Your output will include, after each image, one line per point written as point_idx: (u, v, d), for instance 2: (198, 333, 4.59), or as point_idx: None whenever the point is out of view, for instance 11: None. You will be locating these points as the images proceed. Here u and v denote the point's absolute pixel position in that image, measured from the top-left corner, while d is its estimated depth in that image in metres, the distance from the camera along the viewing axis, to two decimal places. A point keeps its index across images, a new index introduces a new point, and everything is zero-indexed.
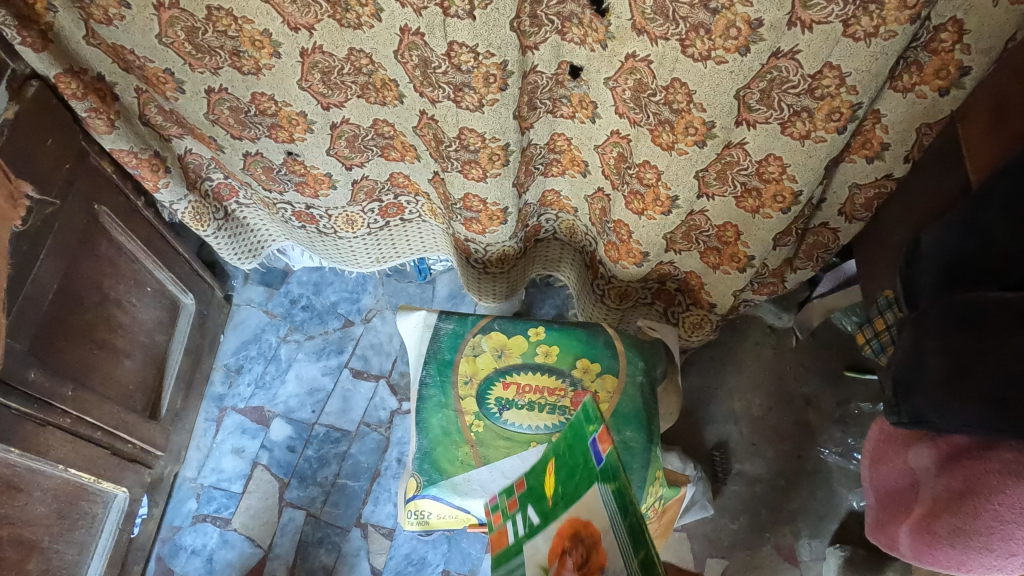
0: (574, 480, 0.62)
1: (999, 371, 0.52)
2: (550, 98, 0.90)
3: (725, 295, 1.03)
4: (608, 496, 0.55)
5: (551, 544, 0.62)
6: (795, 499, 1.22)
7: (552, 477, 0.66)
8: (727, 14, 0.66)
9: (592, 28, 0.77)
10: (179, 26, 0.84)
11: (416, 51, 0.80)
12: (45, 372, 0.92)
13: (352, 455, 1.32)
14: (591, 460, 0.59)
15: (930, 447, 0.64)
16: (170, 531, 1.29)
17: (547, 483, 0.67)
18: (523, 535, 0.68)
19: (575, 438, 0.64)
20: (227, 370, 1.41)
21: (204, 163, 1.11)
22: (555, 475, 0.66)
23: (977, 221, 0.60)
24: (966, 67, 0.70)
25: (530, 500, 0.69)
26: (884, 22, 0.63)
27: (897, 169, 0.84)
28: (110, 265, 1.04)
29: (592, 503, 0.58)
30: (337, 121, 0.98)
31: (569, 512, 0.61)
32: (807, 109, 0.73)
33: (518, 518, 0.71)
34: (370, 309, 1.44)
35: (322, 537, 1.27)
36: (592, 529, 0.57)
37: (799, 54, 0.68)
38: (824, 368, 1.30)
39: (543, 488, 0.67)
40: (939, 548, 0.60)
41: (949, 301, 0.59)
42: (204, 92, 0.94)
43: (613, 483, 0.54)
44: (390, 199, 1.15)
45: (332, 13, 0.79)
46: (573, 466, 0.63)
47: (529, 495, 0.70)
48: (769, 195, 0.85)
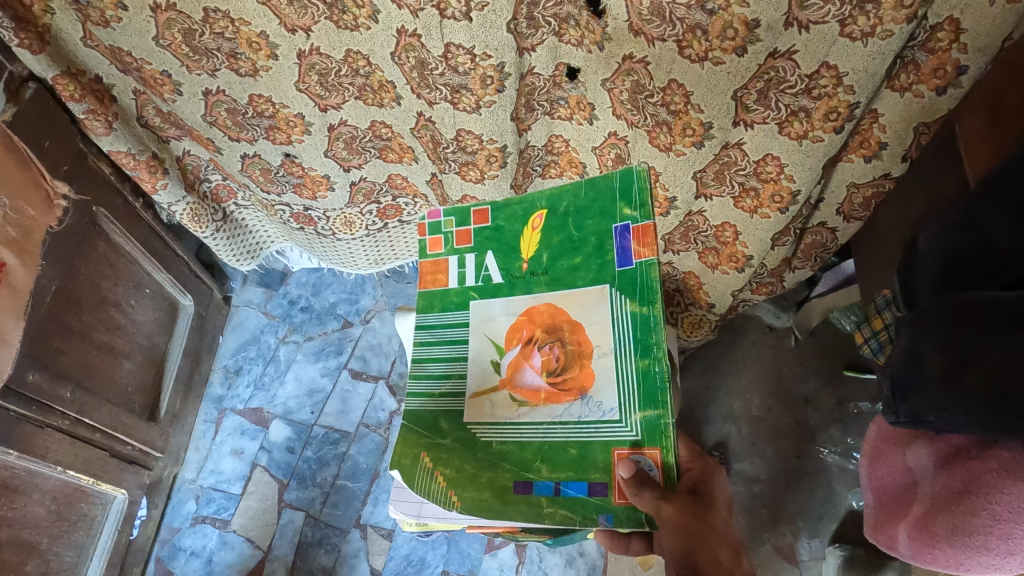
0: (570, 261, 0.65)
1: (998, 370, 0.52)
2: (546, 100, 0.87)
3: (724, 296, 1.01)
4: (621, 311, 0.61)
5: (518, 324, 0.66)
6: (794, 499, 1.23)
7: (536, 235, 0.67)
8: (724, 14, 0.68)
9: (589, 29, 0.76)
10: (176, 28, 0.84)
11: (413, 52, 0.82)
12: (44, 374, 0.92)
13: (351, 455, 1.32)
14: (609, 247, 0.63)
15: (929, 447, 0.64)
16: (170, 532, 1.29)
17: (531, 241, 0.67)
18: (478, 289, 0.69)
19: (580, 216, 0.65)
20: (226, 371, 1.41)
21: (202, 165, 1.11)
22: (544, 234, 0.67)
23: (975, 220, 0.60)
24: (963, 66, 0.70)
25: (494, 245, 0.69)
26: (881, 22, 0.63)
27: (895, 168, 0.83)
28: (109, 266, 1.04)
29: (596, 303, 0.63)
30: (334, 122, 0.97)
31: (556, 296, 0.65)
32: (805, 110, 0.73)
33: (475, 256, 0.70)
34: (369, 310, 1.44)
35: (321, 538, 1.27)
36: (580, 335, 0.63)
37: (795, 53, 0.69)
38: (824, 368, 1.29)
39: (522, 245, 0.68)
40: (938, 547, 0.60)
41: (947, 300, 0.59)
42: (202, 94, 0.95)
43: (637, 300, 0.60)
44: (388, 201, 1.14)
45: (329, 14, 0.81)
46: (576, 240, 0.65)
47: (498, 242, 0.69)
48: (766, 195, 0.83)
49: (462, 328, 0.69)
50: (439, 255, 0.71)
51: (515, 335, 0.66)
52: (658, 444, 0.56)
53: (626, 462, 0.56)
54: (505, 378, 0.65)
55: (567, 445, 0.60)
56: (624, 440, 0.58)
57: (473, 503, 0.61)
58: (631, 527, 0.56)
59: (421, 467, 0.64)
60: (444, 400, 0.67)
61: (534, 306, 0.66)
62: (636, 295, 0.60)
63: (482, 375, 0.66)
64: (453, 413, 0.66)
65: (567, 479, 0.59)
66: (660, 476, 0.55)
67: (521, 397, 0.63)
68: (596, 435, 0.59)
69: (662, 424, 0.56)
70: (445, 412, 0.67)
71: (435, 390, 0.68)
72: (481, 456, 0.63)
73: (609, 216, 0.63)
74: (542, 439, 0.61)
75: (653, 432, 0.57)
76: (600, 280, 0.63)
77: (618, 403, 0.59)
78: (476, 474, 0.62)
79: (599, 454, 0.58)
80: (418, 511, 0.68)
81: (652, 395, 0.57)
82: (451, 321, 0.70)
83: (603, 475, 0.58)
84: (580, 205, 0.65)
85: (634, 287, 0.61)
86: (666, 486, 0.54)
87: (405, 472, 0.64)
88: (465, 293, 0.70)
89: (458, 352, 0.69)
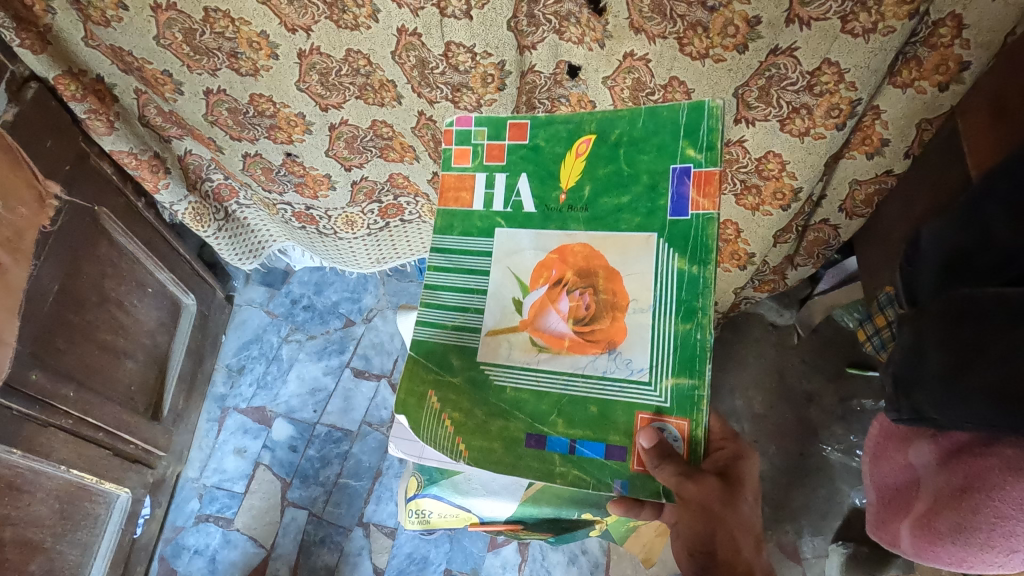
0: (613, 199, 0.55)
1: (999, 367, 0.52)
2: (548, 98, 0.86)
3: (727, 292, 1.03)
4: (668, 266, 0.53)
5: (544, 263, 0.57)
6: (798, 497, 1.22)
7: (580, 162, 0.57)
8: (725, 11, 0.67)
9: (590, 26, 0.75)
10: (177, 28, 0.84)
11: (413, 51, 0.82)
12: (47, 374, 0.92)
13: (354, 454, 1.32)
14: (663, 189, 0.54)
15: (931, 444, 0.64)
16: (173, 531, 1.29)
17: (573, 169, 0.57)
18: (506, 217, 0.59)
19: (634, 148, 0.55)
20: (228, 370, 1.41)
21: (204, 164, 1.10)
22: (591, 162, 0.56)
23: (977, 217, 0.59)
24: (966, 62, 0.70)
25: (529, 166, 0.58)
26: (883, 18, 0.63)
27: (897, 165, 0.83)
28: (111, 266, 1.04)
29: (639, 250, 0.54)
30: (335, 122, 0.97)
31: (594, 236, 0.56)
32: (806, 106, 0.73)
33: (507, 176, 0.59)
34: (372, 308, 1.44)
35: (324, 536, 1.27)
36: (616, 282, 0.54)
37: (797, 50, 0.68)
38: (826, 365, 1.29)
39: (561, 171, 0.57)
40: (941, 545, 0.60)
41: (949, 297, 0.59)
42: (203, 94, 0.95)
43: (686, 258, 0.52)
44: (389, 200, 1.14)
45: (328, 14, 0.80)
46: (626, 176, 0.55)
47: (535, 164, 0.58)
48: (768, 192, 0.84)
49: (480, 256, 0.59)
50: (465, 169, 0.60)
51: (542, 273, 0.57)
52: (687, 416, 0.51)
53: (649, 432, 0.51)
54: (526, 318, 0.57)
55: (586, 402, 0.54)
56: (649, 403, 0.52)
57: (481, 453, 0.55)
58: (646, 497, 0.52)
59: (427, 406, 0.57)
60: (459, 335, 0.58)
61: (568, 244, 0.56)
62: (687, 249, 0.52)
63: (502, 313, 0.57)
64: (465, 348, 0.58)
65: (585, 438, 0.53)
66: (685, 451, 0.50)
67: (543, 342, 0.55)
68: (620, 396, 0.53)
69: (695, 395, 0.51)
70: (456, 347, 0.58)
71: (448, 320, 0.59)
72: (492, 401, 0.56)
73: (668, 154, 0.54)
74: (561, 390, 0.54)
75: (683, 402, 0.51)
76: (647, 225, 0.54)
77: (649, 364, 0.52)
78: (486, 421, 0.56)
79: (620, 416, 0.53)
80: (420, 451, 0.67)
81: (689, 361, 0.51)
82: (469, 248, 0.59)
83: (622, 439, 0.52)
84: (635, 136, 0.55)
85: (685, 240, 0.52)
86: (690, 463, 0.50)
87: (410, 414, 0.57)
88: (489, 219, 0.59)
89: (475, 284, 0.59)
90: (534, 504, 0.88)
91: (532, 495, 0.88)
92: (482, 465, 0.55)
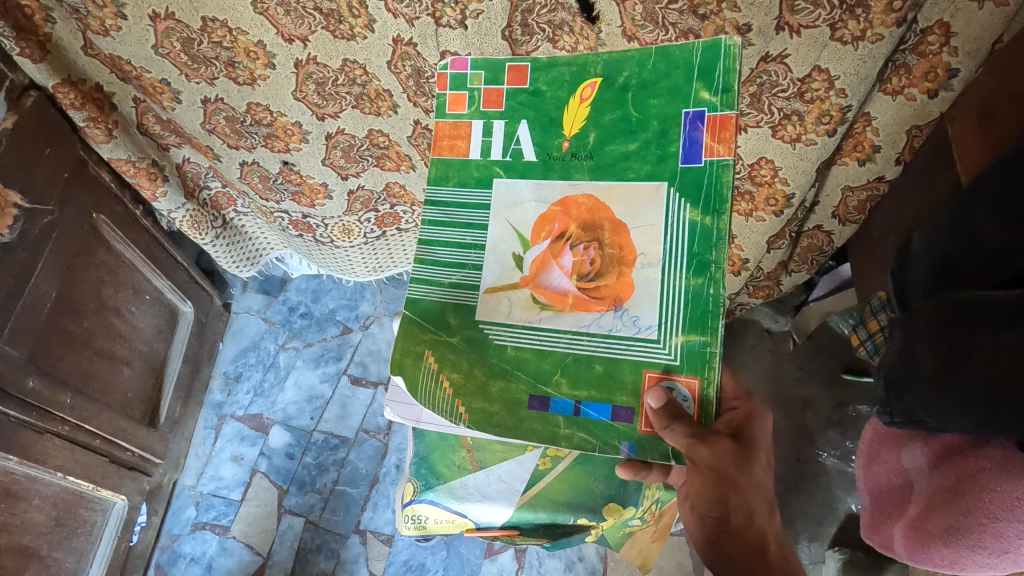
0: (621, 146, 0.55)
1: (987, 369, 0.53)
2: None
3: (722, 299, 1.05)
4: (678, 218, 0.53)
5: (546, 216, 0.57)
6: (794, 503, 1.23)
7: (584, 108, 0.56)
8: (716, 19, 0.68)
9: (583, 35, 0.75)
10: (175, 37, 0.85)
11: (409, 61, 0.83)
12: (44, 381, 0.92)
13: (351, 461, 1.32)
14: (674, 136, 0.53)
15: (924, 447, 0.64)
16: (170, 539, 1.29)
17: (577, 115, 0.56)
18: (506, 166, 0.58)
19: (643, 92, 0.54)
20: (226, 378, 1.41)
21: (202, 172, 1.11)
22: (596, 108, 0.55)
23: (967, 222, 0.60)
24: (954, 69, 0.71)
25: (529, 113, 0.58)
26: (871, 26, 0.64)
27: (888, 172, 0.84)
28: (109, 274, 1.05)
29: (648, 204, 0.54)
30: (331, 131, 0.98)
31: (600, 187, 0.55)
32: (797, 113, 0.74)
33: (505, 123, 0.58)
34: (369, 316, 1.44)
35: (321, 544, 1.27)
36: (623, 236, 0.55)
37: (787, 58, 0.69)
38: (822, 371, 1.30)
39: (564, 118, 0.56)
40: (933, 546, 0.60)
41: (940, 301, 0.60)
42: (201, 102, 0.95)
43: (699, 209, 0.52)
44: (386, 209, 1.14)
45: (325, 24, 0.81)
46: (634, 123, 0.54)
47: (535, 110, 0.58)
48: (761, 198, 0.85)
49: (478, 209, 0.59)
50: (461, 116, 0.59)
51: (544, 227, 0.57)
52: (697, 374, 0.52)
53: (658, 392, 0.52)
54: (527, 275, 0.57)
55: (591, 361, 0.55)
56: (657, 361, 0.53)
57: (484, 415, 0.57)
58: (653, 456, 0.54)
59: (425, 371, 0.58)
60: (455, 293, 0.59)
61: (572, 196, 0.56)
62: (700, 201, 0.52)
63: (502, 269, 0.58)
64: (462, 306, 0.58)
65: (590, 399, 0.54)
66: (695, 411, 0.52)
67: (545, 300, 0.56)
68: (628, 355, 0.54)
69: (706, 353, 0.52)
70: (454, 305, 0.58)
71: (443, 276, 0.59)
72: (493, 361, 0.57)
73: (681, 98, 0.53)
74: (566, 348, 0.55)
75: (694, 360, 0.52)
76: (657, 174, 0.54)
77: (657, 322, 0.53)
78: (487, 383, 0.57)
79: (627, 375, 0.54)
80: (417, 416, 0.78)
81: (700, 317, 0.52)
82: (466, 200, 0.59)
83: (629, 399, 0.54)
84: (645, 79, 0.54)
85: (699, 190, 0.52)
86: (700, 424, 0.52)
87: (407, 375, 0.59)
88: (487, 168, 0.59)
89: (473, 238, 0.59)
90: (530, 509, 0.89)
91: (527, 501, 0.89)
92: (484, 427, 0.57)
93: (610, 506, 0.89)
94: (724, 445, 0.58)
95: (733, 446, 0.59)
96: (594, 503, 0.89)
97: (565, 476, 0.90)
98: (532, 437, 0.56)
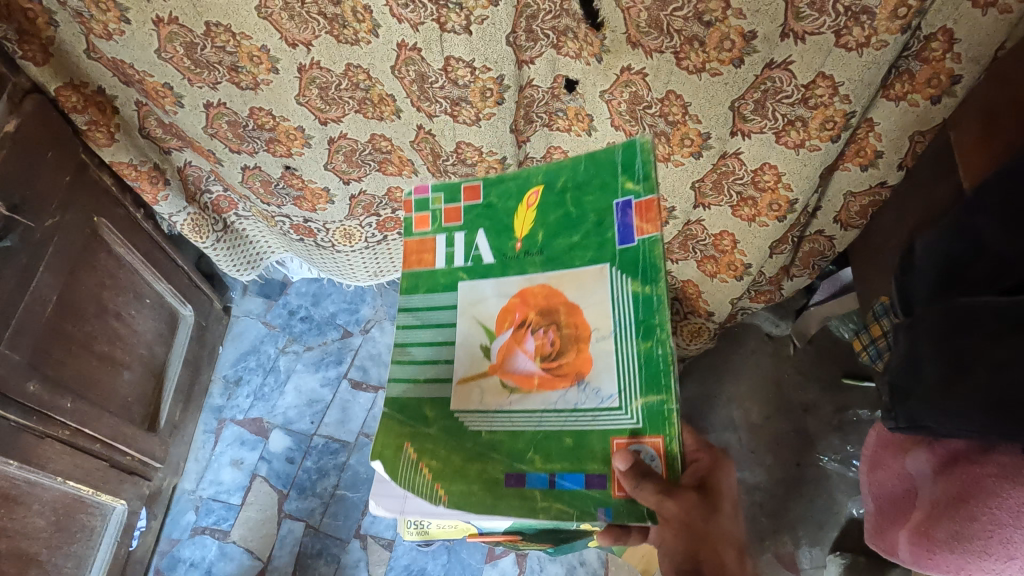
0: (569, 240, 0.58)
1: (993, 375, 0.53)
2: (545, 112, 0.89)
3: (723, 304, 1.03)
4: (623, 292, 0.53)
5: (508, 305, 0.59)
6: (795, 507, 1.22)
7: (531, 213, 0.60)
8: (721, 26, 0.68)
9: (587, 41, 0.77)
10: (179, 42, 0.85)
11: (413, 66, 0.82)
12: (44, 384, 0.92)
13: (351, 465, 1.32)
14: (610, 224, 0.56)
15: (928, 453, 0.64)
16: (169, 544, 1.28)
17: (525, 220, 0.60)
18: (467, 270, 0.62)
19: (580, 191, 0.58)
20: (226, 381, 1.41)
21: (203, 176, 1.11)
22: (541, 211, 0.59)
23: (968, 227, 0.60)
24: (957, 76, 0.71)
25: (485, 222, 0.62)
26: (875, 32, 0.64)
27: (891, 177, 0.84)
28: (110, 277, 1.04)
29: (594, 284, 0.55)
30: (334, 136, 0.98)
31: (552, 276, 0.58)
32: (801, 119, 0.74)
33: (465, 235, 0.63)
34: (369, 319, 1.44)
35: (321, 548, 1.26)
36: (576, 315, 0.56)
37: (792, 64, 0.69)
38: (822, 376, 1.30)
39: (515, 223, 0.61)
40: (939, 552, 0.60)
41: (941, 307, 0.60)
42: (203, 107, 0.95)
43: (639, 282, 0.53)
44: (387, 213, 1.14)
45: (329, 29, 0.81)
46: (575, 218, 0.58)
47: (490, 220, 0.62)
48: (764, 203, 0.85)
49: (448, 310, 0.62)
50: (425, 233, 0.65)
51: (506, 319, 0.59)
52: (660, 432, 0.50)
53: (624, 454, 0.50)
54: (494, 363, 0.58)
55: (562, 434, 0.53)
56: (623, 427, 0.51)
57: (461, 497, 0.54)
58: (631, 522, 0.50)
59: (404, 459, 0.56)
60: (430, 388, 0.60)
61: (528, 287, 0.58)
62: (638, 273, 0.53)
63: (470, 362, 0.59)
64: (438, 399, 0.59)
65: (563, 471, 0.52)
66: (662, 469, 0.49)
67: (513, 384, 0.56)
68: (592, 425, 0.52)
69: (665, 411, 0.50)
70: (430, 398, 0.59)
71: (421, 374, 0.61)
72: (468, 446, 0.56)
73: (610, 192, 0.56)
74: (535, 428, 0.54)
75: (654, 419, 0.50)
76: (600, 258, 0.56)
77: (618, 390, 0.52)
78: (465, 465, 0.55)
79: (596, 444, 0.52)
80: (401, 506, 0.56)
81: (655, 377, 0.51)
82: (434, 304, 0.63)
83: (600, 467, 0.52)
84: (580, 179, 0.58)
85: (636, 265, 0.53)
86: (670, 480, 0.49)
87: (387, 463, 0.56)
88: (452, 274, 0.63)
89: (444, 336, 0.61)
90: None
91: None
92: (462, 508, 0.54)
93: None
94: (693, 498, 0.57)
95: (699, 499, 0.59)
96: None
97: None
98: (511, 515, 0.52)
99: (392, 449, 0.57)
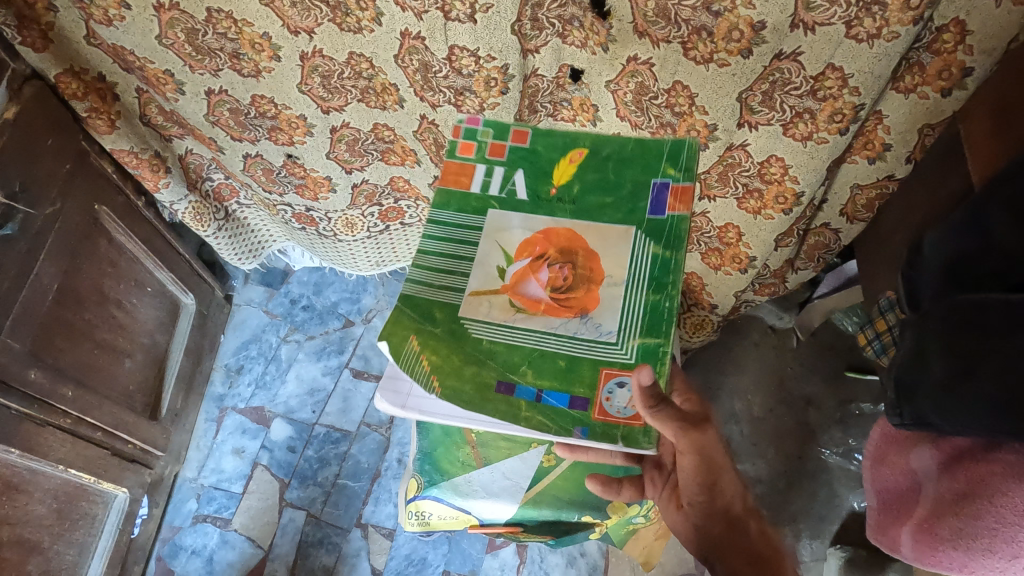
0: (599, 198, 0.64)
1: (1002, 374, 0.52)
2: (550, 102, 0.86)
3: (727, 296, 1.03)
4: (643, 251, 0.61)
5: (530, 237, 0.63)
6: (796, 500, 1.22)
7: (571, 167, 0.66)
8: (729, 16, 0.67)
9: (593, 30, 0.75)
10: (180, 28, 0.84)
11: (417, 55, 0.81)
12: (45, 373, 0.91)
13: (353, 455, 1.32)
14: (644, 196, 0.63)
15: (933, 449, 0.64)
16: (171, 531, 1.29)
17: (564, 172, 0.65)
18: (499, 201, 0.65)
19: (623, 165, 0.65)
20: (227, 370, 1.40)
21: (205, 163, 1.10)
22: (582, 169, 0.65)
23: (978, 222, 0.60)
24: (969, 68, 0.70)
25: (524, 164, 0.66)
26: (887, 23, 0.63)
27: (899, 170, 0.84)
28: (110, 265, 1.04)
29: (618, 239, 0.62)
30: (337, 124, 0.97)
31: (577, 224, 0.63)
32: (809, 111, 0.73)
33: (504, 170, 0.66)
34: (371, 309, 1.44)
35: (322, 537, 1.27)
36: (593, 261, 0.61)
37: (801, 55, 0.68)
38: (826, 369, 1.29)
39: (555, 172, 0.65)
40: (941, 550, 0.60)
41: (948, 304, 0.60)
42: (204, 94, 0.94)
43: (666, 250, 0.60)
44: (390, 203, 1.14)
45: (332, 17, 0.80)
46: (611, 183, 0.64)
47: (529, 163, 0.66)
48: (771, 196, 0.84)
49: (469, 231, 0.63)
50: (468, 160, 0.67)
51: (527, 249, 0.62)
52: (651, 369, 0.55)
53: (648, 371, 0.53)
54: (506, 283, 0.60)
55: (557, 357, 0.56)
56: (616, 360, 0.56)
57: (454, 391, 0.53)
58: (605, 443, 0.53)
59: (409, 346, 0.55)
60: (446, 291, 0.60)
61: (555, 228, 0.63)
62: (662, 241, 0.61)
63: (486, 278, 0.61)
64: (448, 304, 0.59)
65: (550, 389, 0.54)
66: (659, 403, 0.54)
67: (521, 304, 0.59)
68: (588, 353, 0.56)
69: (661, 353, 0.56)
70: (440, 302, 0.59)
71: (434, 280, 0.60)
72: (467, 350, 0.56)
73: (651, 171, 0.64)
74: (533, 345, 0.57)
75: (647, 358, 0.56)
76: (628, 221, 0.62)
77: (618, 327, 0.57)
78: (462, 366, 0.55)
79: (586, 371, 0.55)
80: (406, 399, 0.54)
81: (658, 326, 0.57)
82: (463, 222, 0.64)
83: (586, 391, 0.55)
84: (625, 156, 0.65)
85: (661, 234, 0.61)
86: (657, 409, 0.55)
87: (392, 345, 0.54)
88: (484, 202, 0.65)
89: (464, 251, 0.62)
90: (534, 506, 0.89)
91: (531, 497, 0.89)
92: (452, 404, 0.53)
93: (615, 505, 0.88)
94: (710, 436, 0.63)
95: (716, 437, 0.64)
96: (598, 502, 0.89)
97: (568, 474, 0.90)
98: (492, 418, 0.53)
99: (398, 336, 0.55)
